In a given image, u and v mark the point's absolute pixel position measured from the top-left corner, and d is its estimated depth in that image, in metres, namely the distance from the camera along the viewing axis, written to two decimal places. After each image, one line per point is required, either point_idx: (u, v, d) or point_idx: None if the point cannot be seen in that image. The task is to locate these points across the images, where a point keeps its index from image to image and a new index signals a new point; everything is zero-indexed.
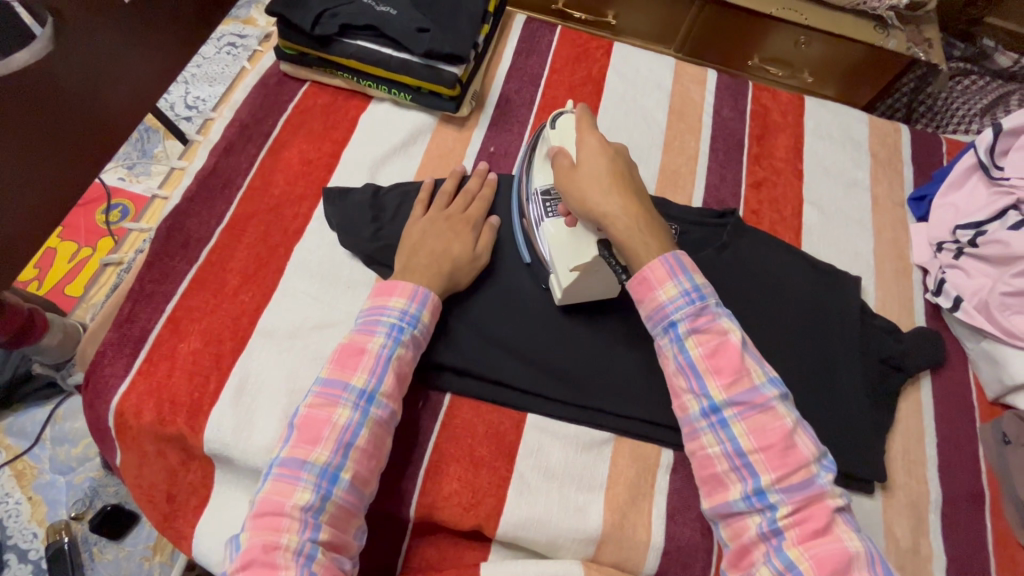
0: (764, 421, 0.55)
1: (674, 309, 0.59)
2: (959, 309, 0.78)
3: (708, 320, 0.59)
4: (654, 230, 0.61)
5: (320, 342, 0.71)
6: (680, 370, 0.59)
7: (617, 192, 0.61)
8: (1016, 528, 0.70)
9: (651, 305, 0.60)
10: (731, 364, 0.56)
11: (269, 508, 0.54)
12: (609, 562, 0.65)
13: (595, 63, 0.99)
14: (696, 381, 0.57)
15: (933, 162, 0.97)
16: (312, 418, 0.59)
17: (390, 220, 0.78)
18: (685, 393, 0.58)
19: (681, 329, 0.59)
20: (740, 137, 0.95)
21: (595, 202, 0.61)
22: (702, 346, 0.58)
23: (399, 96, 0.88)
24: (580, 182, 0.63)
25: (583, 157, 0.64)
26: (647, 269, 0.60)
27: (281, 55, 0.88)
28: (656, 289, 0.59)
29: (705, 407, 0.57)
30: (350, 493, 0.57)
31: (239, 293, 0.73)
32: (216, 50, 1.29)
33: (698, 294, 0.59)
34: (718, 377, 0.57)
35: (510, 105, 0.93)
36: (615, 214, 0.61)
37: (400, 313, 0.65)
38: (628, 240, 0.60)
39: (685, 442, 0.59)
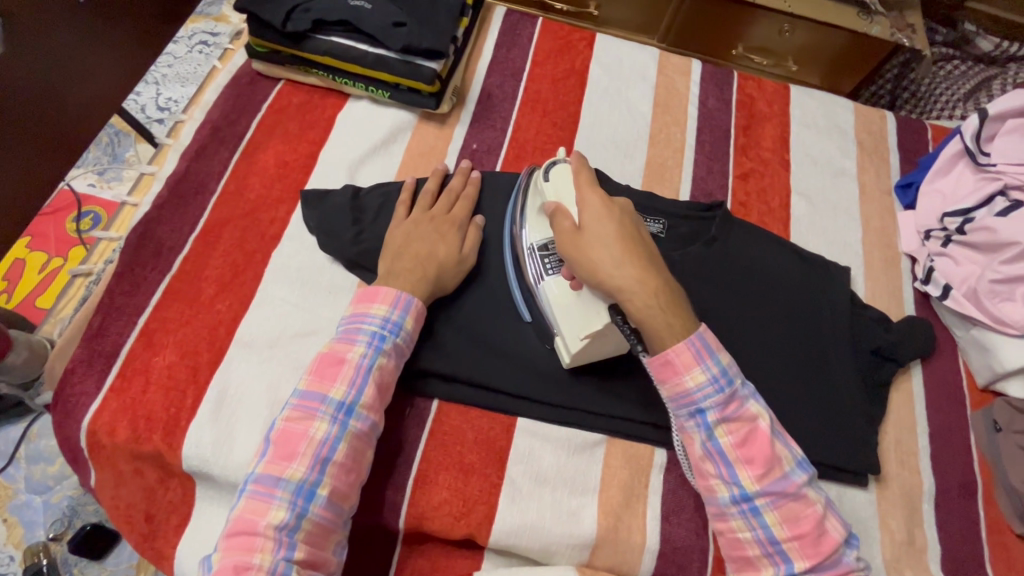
0: (796, 509, 0.55)
1: (703, 396, 0.56)
2: (948, 298, 0.77)
3: (737, 405, 0.56)
4: (673, 303, 0.56)
5: (301, 351, 0.69)
6: (707, 456, 0.57)
7: (630, 261, 0.56)
8: (1009, 515, 0.69)
9: (678, 391, 0.56)
10: (763, 454, 0.55)
11: (241, 527, 0.52)
12: (604, 567, 0.64)
13: (577, 55, 0.97)
14: (726, 469, 0.56)
15: (919, 149, 0.96)
16: (289, 432, 0.57)
17: (371, 221, 0.76)
18: (713, 478, 0.56)
19: (710, 416, 0.56)
20: (726, 128, 0.94)
21: (608, 274, 0.56)
22: (732, 434, 0.56)
23: (377, 94, 0.85)
24: (590, 250, 0.58)
25: (588, 220, 0.59)
26: (670, 350, 0.55)
27: (253, 53, 0.85)
28: (682, 374, 0.56)
29: (736, 496, 0.55)
30: (327, 509, 0.55)
31: (215, 303, 0.70)
32: (187, 49, 1.25)
33: (727, 380, 0.56)
34: (750, 467, 0.55)
35: (492, 100, 0.91)
36: (630, 287, 0.56)
37: (382, 321, 0.63)
38: (648, 317, 0.55)
39: (711, 521, 0.58)
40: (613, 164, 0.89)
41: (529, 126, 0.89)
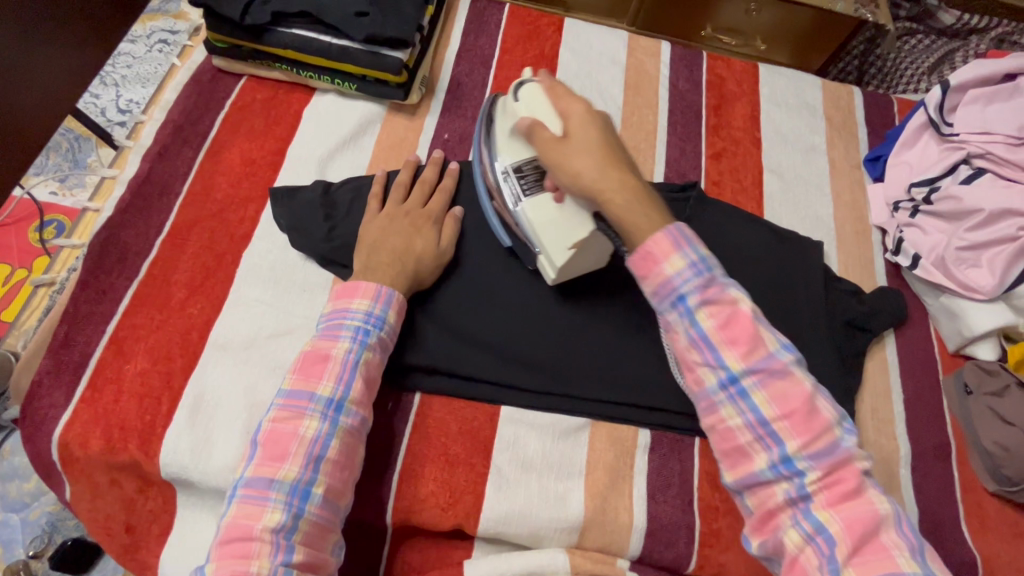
0: (785, 387, 0.51)
1: (683, 281, 0.53)
2: (918, 267, 0.79)
3: (717, 287, 0.53)
4: (654, 201, 0.57)
5: (277, 351, 0.68)
6: (691, 345, 0.54)
7: (611, 164, 0.57)
8: (981, 474, 0.72)
9: (658, 280, 0.54)
10: (746, 333, 0.52)
11: (235, 534, 0.52)
12: (593, 548, 0.65)
13: (546, 40, 0.97)
14: (711, 354, 0.53)
15: (886, 122, 0.97)
16: (277, 433, 0.56)
17: (343, 217, 0.75)
18: (699, 367, 0.54)
19: (691, 302, 0.53)
20: (698, 108, 0.94)
21: (590, 176, 0.57)
22: (714, 317, 0.53)
23: (343, 86, 0.84)
24: (573, 154, 0.58)
25: (568, 128, 0.60)
26: (652, 243, 0.54)
27: (212, 49, 0.82)
28: (662, 262, 0.54)
29: (723, 380, 0.52)
30: (324, 508, 0.54)
31: (187, 306, 0.69)
32: (146, 48, 1.21)
33: (706, 264, 0.54)
34: (734, 347, 0.52)
35: (461, 89, 0.90)
36: (612, 187, 0.56)
37: (365, 315, 0.62)
38: (632, 214, 0.56)
39: (701, 417, 0.55)
40: None
41: None
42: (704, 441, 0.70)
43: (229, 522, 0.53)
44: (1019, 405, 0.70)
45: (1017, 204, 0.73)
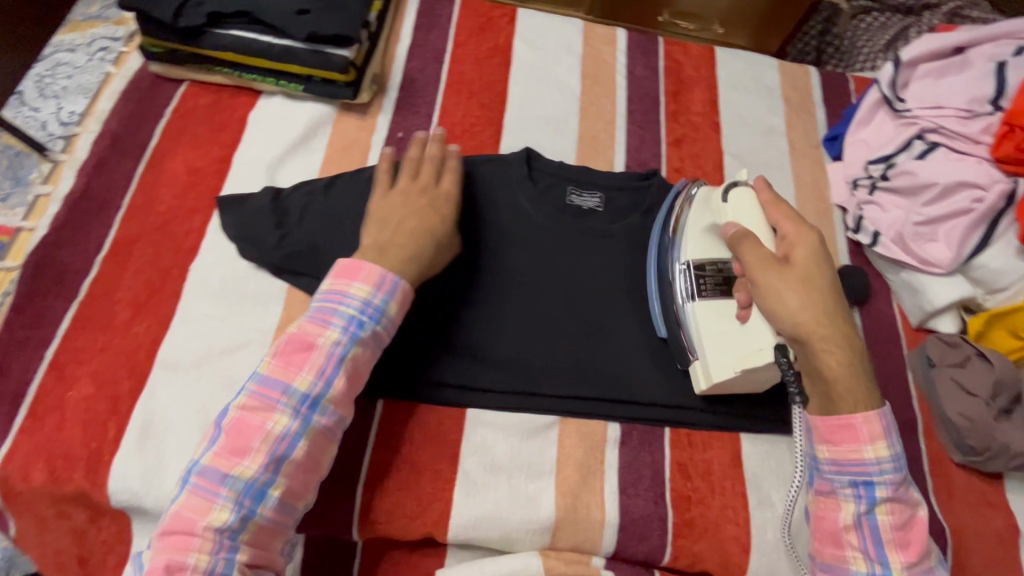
0: None
1: (877, 471, 0.59)
2: (878, 244, 0.79)
3: (903, 490, 0.59)
4: (863, 365, 0.61)
5: (230, 367, 0.65)
6: (854, 527, 0.59)
7: (837, 319, 0.61)
8: (947, 445, 0.72)
9: (848, 457, 0.59)
10: (919, 541, 0.58)
11: (179, 524, 0.51)
12: (565, 547, 0.64)
13: (500, 32, 0.95)
14: (873, 546, 0.58)
15: (843, 101, 0.98)
16: (242, 423, 0.54)
17: (296, 223, 0.73)
18: (852, 550, 0.59)
19: (878, 493, 0.59)
20: (656, 95, 0.93)
21: (818, 322, 0.60)
22: (892, 515, 0.58)
23: (290, 88, 0.81)
24: (793, 286, 0.62)
25: (795, 259, 0.63)
26: (853, 414, 0.59)
27: (148, 54, 0.79)
28: (864, 443, 0.59)
29: (875, 572, 0.58)
30: (277, 511, 0.54)
31: (132, 326, 0.66)
32: (88, 58, 1.04)
33: (902, 468, 0.59)
34: (901, 549, 0.58)
35: (414, 85, 0.88)
36: (836, 342, 0.60)
37: (361, 305, 0.60)
38: (841, 371, 0.60)
39: None
40: (545, 141, 0.87)
41: (456, 110, 0.87)
42: (673, 431, 0.70)
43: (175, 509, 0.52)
44: (983, 376, 0.70)
45: (971, 176, 0.73)
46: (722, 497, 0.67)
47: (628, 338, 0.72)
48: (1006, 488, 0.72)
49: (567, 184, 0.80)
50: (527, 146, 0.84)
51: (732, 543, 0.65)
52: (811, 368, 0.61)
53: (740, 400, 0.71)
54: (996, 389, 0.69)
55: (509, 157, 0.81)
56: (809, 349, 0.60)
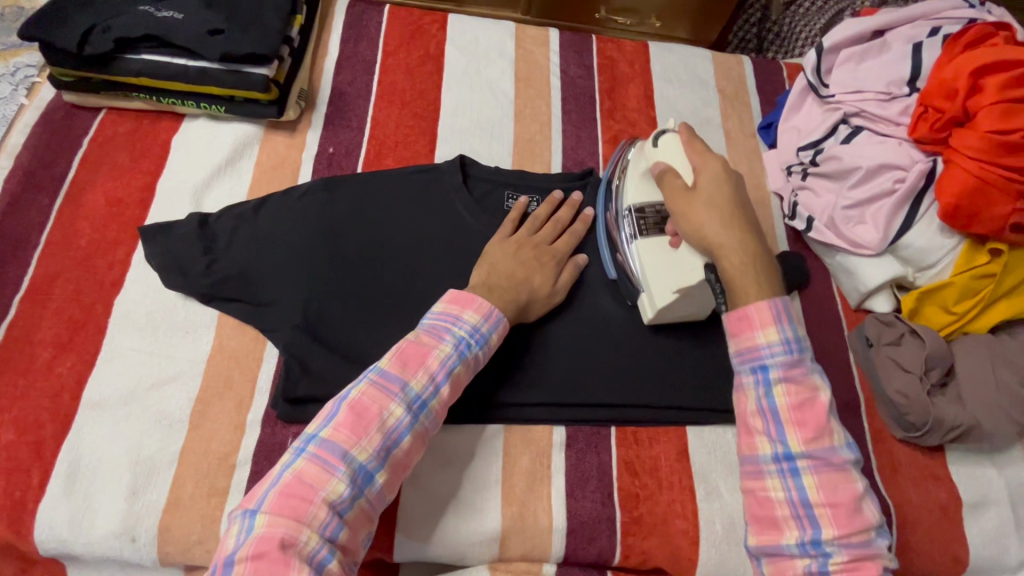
0: (837, 479, 0.52)
1: (770, 353, 0.55)
2: (812, 229, 0.80)
3: (802, 371, 0.54)
4: (769, 269, 0.58)
5: (161, 402, 0.64)
6: (758, 412, 0.55)
7: (735, 224, 0.60)
8: (889, 423, 0.74)
9: (745, 345, 0.56)
10: (817, 418, 0.53)
11: (298, 490, 0.50)
12: (516, 556, 0.64)
13: (430, 39, 0.94)
14: (774, 427, 0.54)
15: (776, 89, 0.99)
16: (362, 408, 0.55)
17: (224, 249, 0.72)
18: (758, 435, 0.55)
19: (772, 374, 0.54)
20: (591, 94, 0.93)
21: (713, 231, 0.60)
22: (790, 396, 0.54)
23: (212, 110, 0.79)
24: (695, 205, 0.61)
25: (698, 180, 0.62)
26: (748, 306, 0.56)
27: (60, 85, 0.77)
28: (756, 329, 0.55)
29: (778, 454, 0.53)
30: (375, 497, 0.54)
31: (55, 367, 0.64)
32: (12, 87, 0.95)
33: (798, 345, 0.55)
34: (801, 429, 0.53)
35: (344, 99, 0.86)
36: (730, 246, 0.59)
37: (471, 330, 0.62)
38: (742, 275, 0.57)
39: (742, 479, 0.56)
40: (480, 147, 0.86)
41: (388, 121, 0.86)
42: (619, 430, 0.70)
43: (290, 476, 0.51)
44: (916, 352, 0.71)
45: (893, 157, 0.74)
46: (670, 492, 0.67)
47: (570, 342, 0.72)
48: (949, 459, 0.73)
49: (505, 189, 0.80)
50: (461, 154, 0.83)
51: (681, 537, 0.65)
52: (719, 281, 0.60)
53: (684, 394, 0.71)
54: (929, 365, 0.71)
55: (443, 165, 0.80)
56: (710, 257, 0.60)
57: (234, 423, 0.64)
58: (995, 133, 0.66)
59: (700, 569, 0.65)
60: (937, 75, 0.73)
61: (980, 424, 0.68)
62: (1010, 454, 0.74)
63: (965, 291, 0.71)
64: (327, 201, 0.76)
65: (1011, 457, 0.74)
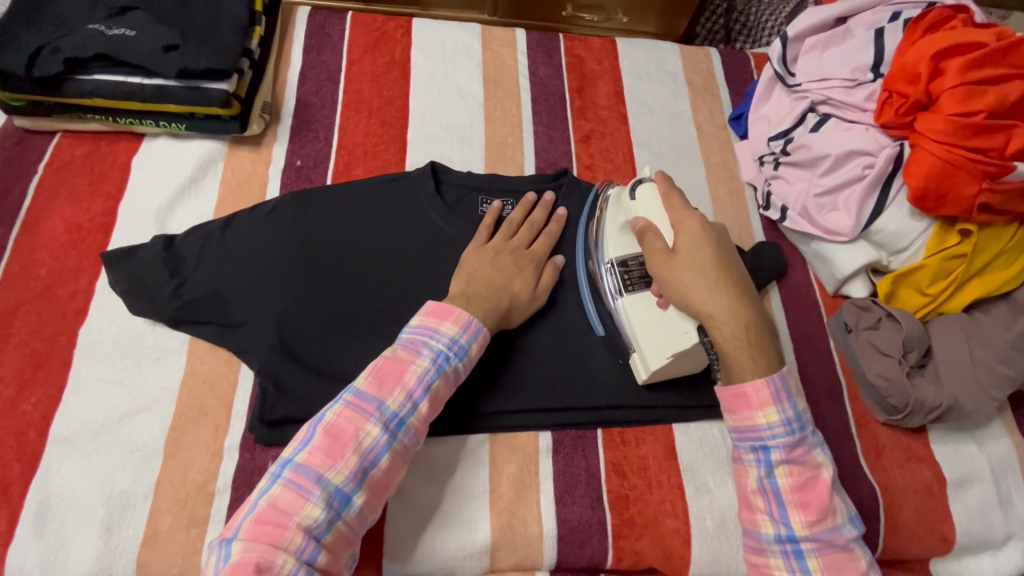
0: (841, 561, 0.54)
1: (771, 434, 0.56)
2: (787, 219, 0.80)
3: (802, 451, 0.56)
4: (762, 335, 0.58)
5: (133, 433, 0.62)
6: (760, 491, 0.56)
7: (724, 291, 0.59)
8: (871, 408, 0.74)
9: (745, 424, 0.57)
10: (819, 501, 0.55)
11: (273, 517, 0.50)
12: (508, 566, 0.64)
13: (395, 44, 0.92)
14: (777, 507, 0.55)
15: (745, 79, 0.99)
16: (337, 430, 0.54)
17: (192, 270, 0.70)
18: (761, 514, 0.56)
19: (773, 455, 0.56)
20: (561, 93, 0.93)
21: (702, 299, 0.59)
22: (792, 476, 0.55)
23: (172, 128, 0.77)
24: (680, 272, 0.60)
25: (680, 242, 0.61)
26: (747, 384, 0.57)
27: (10, 109, 0.74)
28: (756, 409, 0.56)
29: (782, 535, 0.55)
30: (356, 518, 0.53)
31: (20, 403, 0.62)
32: None
33: (799, 427, 0.56)
34: (804, 511, 0.55)
35: (309, 110, 0.85)
36: (721, 316, 0.58)
37: (449, 342, 0.61)
38: (735, 346, 0.57)
39: (747, 554, 0.57)
40: (451, 152, 0.85)
41: (356, 130, 0.84)
42: (605, 431, 0.69)
43: (265, 502, 0.51)
44: (893, 336, 0.72)
45: (860, 144, 0.75)
46: (659, 491, 0.67)
47: (551, 346, 0.71)
48: (932, 440, 0.74)
49: (478, 194, 0.79)
50: (432, 161, 0.82)
51: (673, 536, 0.65)
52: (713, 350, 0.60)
53: (669, 391, 0.71)
54: (905, 347, 0.72)
55: (414, 173, 0.79)
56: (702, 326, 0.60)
57: (211, 449, 0.62)
58: (958, 115, 0.67)
59: (694, 566, 0.65)
60: (899, 61, 0.73)
61: (957, 403, 0.69)
62: (989, 429, 0.75)
63: (938, 272, 0.72)
64: (296, 216, 0.74)
65: (991, 433, 0.75)
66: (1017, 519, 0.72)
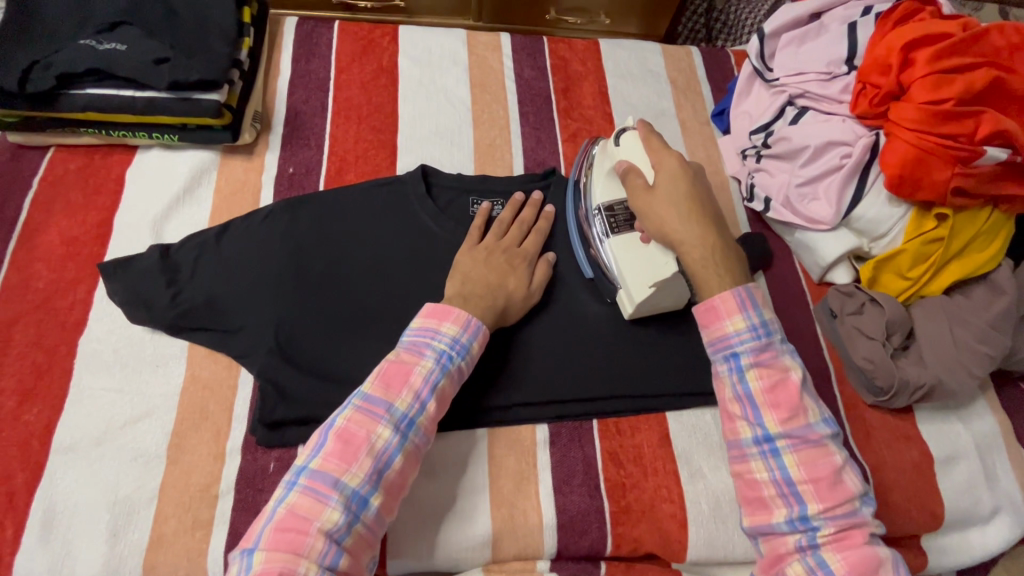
0: (816, 454, 0.56)
1: (739, 340, 0.59)
2: (771, 210, 0.83)
3: (770, 354, 0.58)
4: (731, 261, 0.62)
5: (135, 439, 0.63)
6: (735, 398, 0.58)
7: (695, 219, 0.63)
8: (859, 389, 0.76)
9: (716, 334, 0.60)
10: (790, 400, 0.57)
11: (293, 524, 0.51)
12: (509, 558, 0.65)
13: (383, 51, 0.94)
14: (752, 411, 0.57)
15: (725, 76, 1.01)
16: (349, 435, 0.55)
17: (189, 278, 0.71)
18: (739, 420, 0.58)
19: (743, 360, 0.58)
20: (546, 94, 0.95)
21: (675, 227, 0.63)
22: (762, 380, 0.58)
23: (165, 139, 0.78)
24: (656, 205, 0.64)
25: (658, 179, 0.65)
26: (715, 299, 0.60)
27: (3, 126, 0.75)
28: (724, 319, 0.59)
29: (758, 437, 0.57)
30: (374, 520, 0.54)
31: (21, 414, 0.62)
32: None
33: (765, 331, 0.59)
34: (776, 411, 0.57)
35: (300, 118, 0.86)
36: (692, 242, 0.62)
37: (451, 341, 0.62)
38: (704, 270, 0.61)
39: (729, 463, 0.59)
40: (441, 155, 0.87)
41: (346, 136, 0.86)
42: (600, 422, 0.71)
43: (284, 510, 0.52)
44: (877, 320, 0.74)
45: (838, 135, 0.77)
46: (655, 478, 0.68)
47: (546, 339, 0.73)
48: (918, 420, 0.76)
49: (468, 196, 0.81)
50: (422, 163, 0.83)
51: (669, 522, 0.67)
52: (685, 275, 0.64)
53: (660, 379, 0.72)
54: (890, 329, 0.74)
55: (405, 177, 0.80)
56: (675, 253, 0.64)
57: (213, 453, 0.63)
58: (927, 103, 0.69)
59: (691, 550, 0.66)
60: (871, 52, 0.76)
61: (942, 382, 0.71)
62: (973, 408, 0.77)
63: (918, 256, 0.74)
64: (290, 223, 0.76)
65: (976, 411, 0.77)
66: (1003, 494, 0.74)
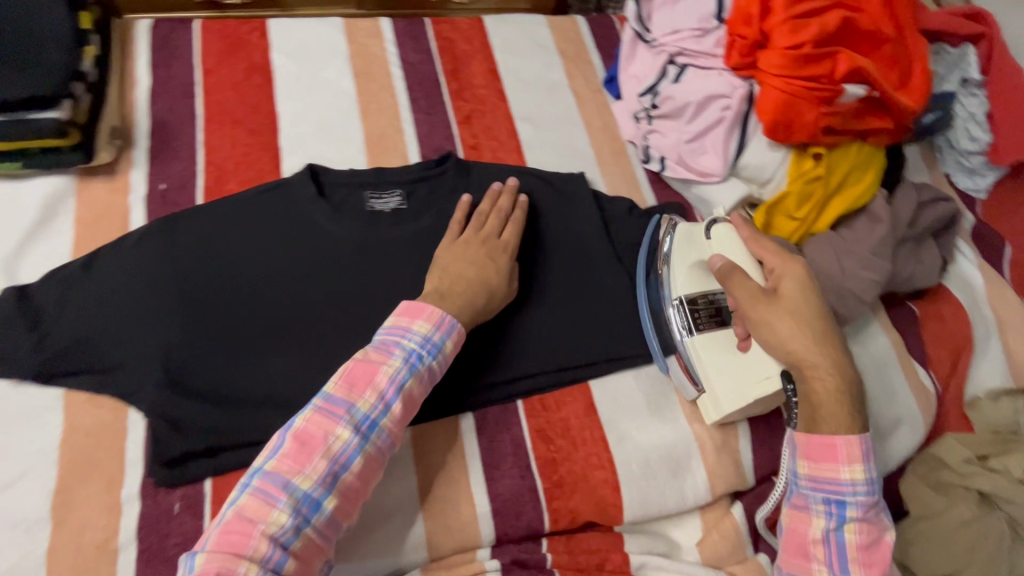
0: None
1: (851, 491, 0.60)
2: (666, 169, 0.85)
3: (873, 512, 0.61)
4: (854, 396, 0.62)
5: (13, 504, 0.57)
6: (823, 540, 0.60)
7: (826, 346, 0.62)
8: None
9: (828, 474, 0.61)
10: (881, 563, 0.60)
11: (238, 526, 0.49)
12: (449, 553, 0.64)
13: (253, 48, 0.88)
14: (838, 559, 0.60)
15: (613, 42, 1.02)
16: (306, 436, 0.53)
17: (55, 318, 0.64)
18: (817, 562, 0.60)
19: (849, 511, 0.60)
20: (435, 77, 0.92)
21: (804, 349, 0.62)
22: (860, 535, 0.60)
23: (6, 168, 0.70)
24: (783, 320, 0.63)
25: (785, 291, 0.64)
26: (836, 437, 0.60)
27: None
28: (843, 464, 0.60)
29: None
30: (327, 525, 0.52)
31: None
32: None
33: (875, 489, 0.61)
34: (865, 569, 0.59)
35: (166, 129, 0.79)
36: (822, 369, 0.62)
37: (422, 341, 0.60)
38: (831, 402, 0.61)
39: None
40: (329, 152, 0.82)
41: (222, 143, 0.80)
42: (524, 402, 0.71)
43: (233, 512, 0.50)
44: None
45: (716, 87, 0.79)
46: (585, 448, 0.69)
47: None
48: None
49: (364, 190, 0.76)
50: (310, 163, 0.79)
51: (603, 488, 0.67)
52: (801, 396, 0.62)
53: (581, 352, 0.72)
54: None
55: (293, 179, 0.75)
56: (798, 374, 0.62)
57: (107, 505, 0.58)
58: (790, 48, 0.72)
59: (627, 511, 0.67)
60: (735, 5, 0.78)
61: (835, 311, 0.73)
62: (868, 330, 0.83)
63: (802, 196, 0.77)
64: (167, 243, 0.70)
65: (869, 333, 0.82)
66: (903, 405, 0.80)
